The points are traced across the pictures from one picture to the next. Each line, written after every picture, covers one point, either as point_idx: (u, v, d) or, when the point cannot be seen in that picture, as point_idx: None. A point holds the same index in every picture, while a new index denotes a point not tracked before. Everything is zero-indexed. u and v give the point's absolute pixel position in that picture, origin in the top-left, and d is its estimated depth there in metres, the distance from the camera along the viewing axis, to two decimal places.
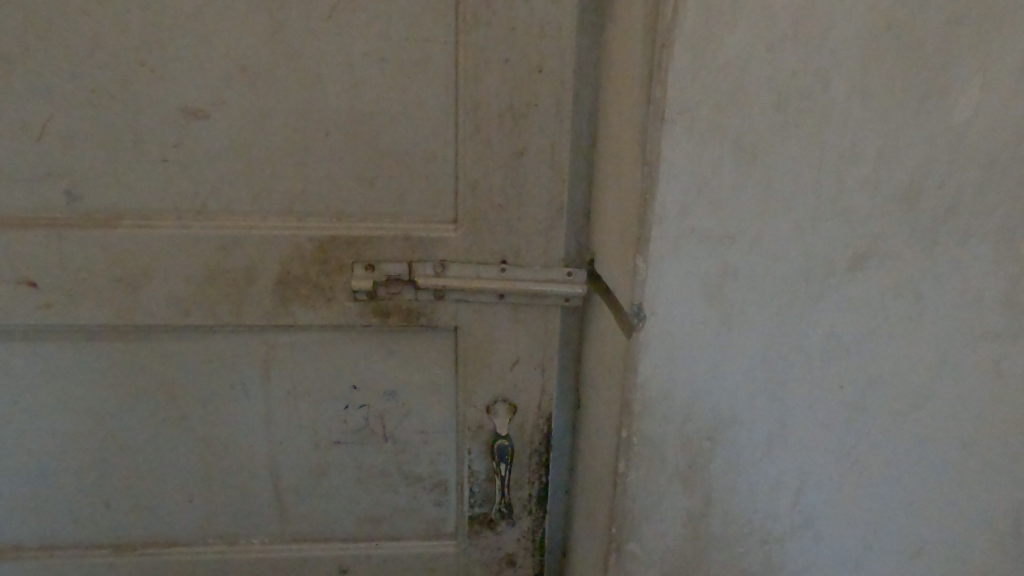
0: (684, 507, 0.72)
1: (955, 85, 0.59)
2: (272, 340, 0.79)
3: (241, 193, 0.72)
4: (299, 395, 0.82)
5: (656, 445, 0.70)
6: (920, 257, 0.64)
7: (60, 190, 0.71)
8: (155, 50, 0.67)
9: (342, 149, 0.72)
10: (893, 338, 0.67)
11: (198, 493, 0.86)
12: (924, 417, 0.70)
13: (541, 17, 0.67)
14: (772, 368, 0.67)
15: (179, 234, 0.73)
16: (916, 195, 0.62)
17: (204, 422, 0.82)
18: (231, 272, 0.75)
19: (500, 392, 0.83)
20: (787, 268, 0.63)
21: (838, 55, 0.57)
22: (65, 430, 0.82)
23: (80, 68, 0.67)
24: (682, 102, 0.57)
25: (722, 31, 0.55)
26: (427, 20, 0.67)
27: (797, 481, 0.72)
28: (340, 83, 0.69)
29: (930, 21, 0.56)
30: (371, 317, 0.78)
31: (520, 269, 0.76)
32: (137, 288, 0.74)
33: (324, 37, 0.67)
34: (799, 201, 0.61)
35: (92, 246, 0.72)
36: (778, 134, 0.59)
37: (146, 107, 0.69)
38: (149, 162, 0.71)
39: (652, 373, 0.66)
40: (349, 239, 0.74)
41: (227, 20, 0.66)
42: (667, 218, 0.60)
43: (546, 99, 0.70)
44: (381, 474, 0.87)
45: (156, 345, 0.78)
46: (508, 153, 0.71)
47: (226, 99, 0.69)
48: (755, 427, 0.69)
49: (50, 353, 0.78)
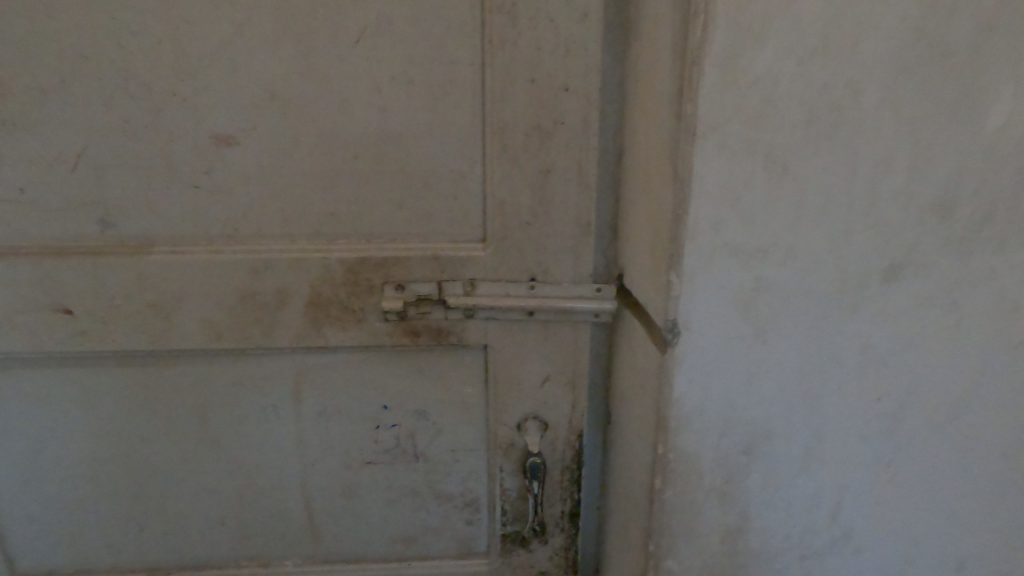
0: (721, 523, 0.72)
1: (987, 92, 0.58)
2: (303, 362, 0.80)
3: (271, 217, 0.73)
4: (330, 416, 0.82)
5: (692, 461, 0.69)
6: (956, 265, 0.63)
7: (94, 218, 0.72)
8: (186, 79, 0.68)
9: (370, 171, 0.72)
10: (931, 348, 0.66)
11: (231, 515, 0.86)
12: (964, 427, 0.69)
13: (566, 36, 0.67)
14: (808, 381, 0.66)
15: (211, 259, 0.73)
16: (951, 204, 0.61)
17: (236, 444, 0.83)
18: (262, 296, 0.75)
19: (530, 409, 0.82)
20: (822, 280, 0.63)
21: (868, 68, 0.56)
22: (101, 456, 0.82)
23: (114, 100, 0.68)
24: (713, 118, 0.57)
25: (752, 47, 0.55)
26: (453, 43, 0.68)
27: (836, 495, 0.71)
28: (368, 106, 0.70)
29: (959, 30, 0.56)
30: (402, 337, 0.78)
31: (549, 286, 0.76)
32: (170, 314, 0.75)
33: (351, 62, 0.68)
34: (834, 213, 0.61)
35: (126, 273, 0.73)
36: (810, 147, 0.58)
37: (178, 135, 0.70)
38: (181, 190, 0.72)
39: (687, 389, 0.66)
40: (379, 260, 0.74)
41: (255, 48, 0.67)
42: (700, 234, 0.60)
43: (572, 117, 0.70)
44: (413, 494, 0.87)
45: (189, 368, 0.79)
46: (536, 172, 0.72)
47: (255, 125, 0.70)
48: (792, 441, 0.68)
49: (86, 380, 0.79)
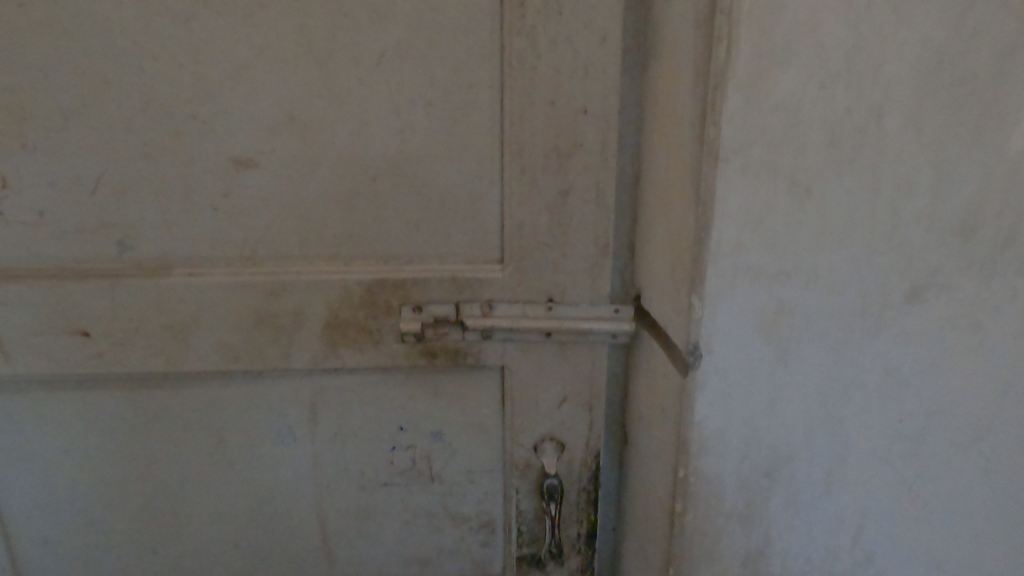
0: (743, 546, 0.71)
1: (1009, 115, 0.58)
2: (319, 383, 0.79)
3: (289, 239, 0.73)
4: (346, 437, 0.82)
5: (713, 485, 0.68)
6: (979, 287, 0.63)
7: (112, 240, 0.72)
8: (206, 102, 0.68)
9: (389, 193, 0.72)
10: (955, 369, 0.65)
11: (244, 536, 0.86)
12: (987, 449, 0.68)
13: (585, 59, 0.67)
14: (831, 404, 0.66)
15: (228, 281, 0.73)
16: (973, 226, 0.61)
17: (251, 466, 0.82)
18: (279, 318, 0.75)
19: (547, 430, 0.82)
20: (845, 302, 0.62)
21: (891, 91, 0.56)
22: (115, 478, 0.82)
23: (134, 123, 0.68)
24: (735, 142, 0.57)
25: (775, 71, 0.55)
26: (473, 66, 0.68)
27: (858, 517, 0.70)
28: (387, 128, 0.70)
29: (981, 53, 0.56)
30: (418, 358, 0.78)
31: (567, 307, 0.76)
32: (187, 335, 0.75)
33: (371, 84, 0.68)
34: (857, 235, 0.60)
35: (144, 295, 0.73)
36: (833, 170, 0.58)
37: (197, 158, 0.70)
38: (199, 212, 0.72)
39: (709, 412, 0.65)
40: (396, 281, 0.74)
41: (275, 72, 0.67)
42: (722, 257, 0.60)
43: (591, 139, 0.70)
44: (428, 515, 0.86)
45: (205, 389, 0.79)
46: (554, 193, 0.72)
47: (275, 148, 0.70)
48: (814, 463, 0.68)
49: (102, 401, 0.78)
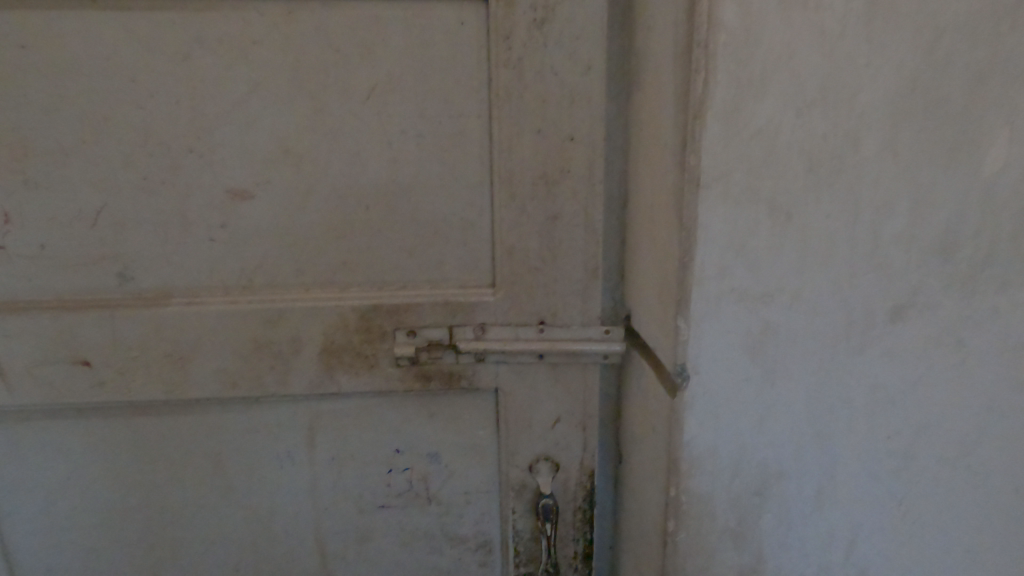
0: (735, 564, 0.72)
1: (983, 137, 0.60)
2: (316, 407, 0.81)
3: (285, 267, 0.75)
4: (344, 460, 0.83)
5: (705, 504, 0.69)
6: (960, 305, 0.64)
7: (112, 272, 0.74)
8: (203, 136, 0.70)
9: (382, 220, 0.74)
10: (940, 386, 0.66)
11: (244, 559, 0.86)
12: (975, 463, 0.69)
13: (571, 88, 0.69)
14: (818, 422, 0.67)
15: (225, 310, 0.75)
16: (953, 246, 0.62)
17: (250, 490, 0.83)
18: (276, 344, 0.76)
19: (542, 450, 0.83)
20: (827, 322, 0.64)
21: (866, 117, 0.58)
22: (117, 504, 0.83)
23: (133, 157, 0.70)
24: (716, 169, 0.58)
25: (752, 100, 0.57)
26: (462, 96, 0.70)
27: (849, 534, 0.71)
28: (379, 159, 0.72)
29: (953, 80, 0.58)
30: (413, 382, 0.79)
31: (558, 328, 0.77)
32: (186, 363, 0.76)
33: (363, 116, 0.70)
34: (838, 256, 0.62)
35: (144, 325, 0.75)
36: (812, 195, 0.60)
37: (195, 190, 0.72)
38: (197, 242, 0.73)
39: (698, 431, 0.66)
40: (391, 307, 0.76)
41: (270, 106, 0.69)
42: (706, 280, 0.62)
43: (578, 165, 0.71)
44: (425, 536, 0.87)
45: (204, 415, 0.80)
46: (543, 219, 0.73)
47: (270, 179, 0.72)
48: (804, 481, 0.69)
49: (103, 429, 0.80)
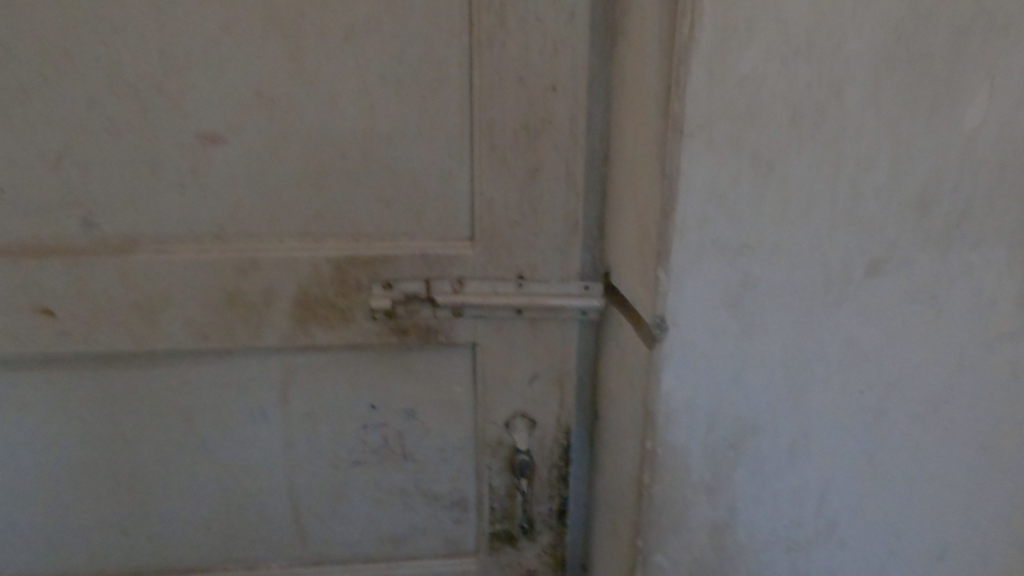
0: (709, 517, 0.72)
1: (964, 93, 0.60)
2: (290, 362, 0.79)
3: (258, 216, 0.73)
4: (318, 416, 0.82)
5: (680, 457, 0.70)
6: (936, 261, 0.65)
7: (76, 217, 0.71)
8: (172, 76, 0.67)
9: (359, 169, 0.72)
10: (914, 342, 0.67)
11: (215, 516, 0.85)
12: (945, 419, 0.70)
13: (554, 37, 0.68)
14: (794, 376, 0.67)
15: (195, 259, 0.73)
16: (930, 201, 0.63)
17: (221, 446, 0.82)
18: (249, 295, 0.74)
19: (519, 407, 0.83)
20: (806, 277, 0.64)
21: (851, 68, 0.58)
22: (84, 458, 0.81)
23: (98, 97, 0.67)
24: (700, 117, 0.58)
25: (738, 48, 0.56)
26: (442, 42, 0.69)
27: (819, 489, 0.72)
28: (357, 106, 0.70)
29: (936, 33, 0.58)
30: (390, 336, 0.78)
31: (537, 283, 0.77)
32: (154, 314, 0.74)
33: (340, 60, 0.68)
34: (819, 211, 0.62)
35: (109, 273, 0.72)
36: (795, 147, 0.60)
37: (163, 133, 0.69)
38: (166, 187, 0.71)
39: (675, 384, 0.67)
40: (367, 258, 0.74)
41: (243, 47, 0.67)
42: (687, 230, 0.61)
43: (560, 116, 0.70)
44: (400, 493, 0.87)
45: (174, 369, 0.78)
46: (524, 171, 0.72)
47: (243, 124, 0.70)
48: (778, 435, 0.69)
49: (68, 382, 0.78)
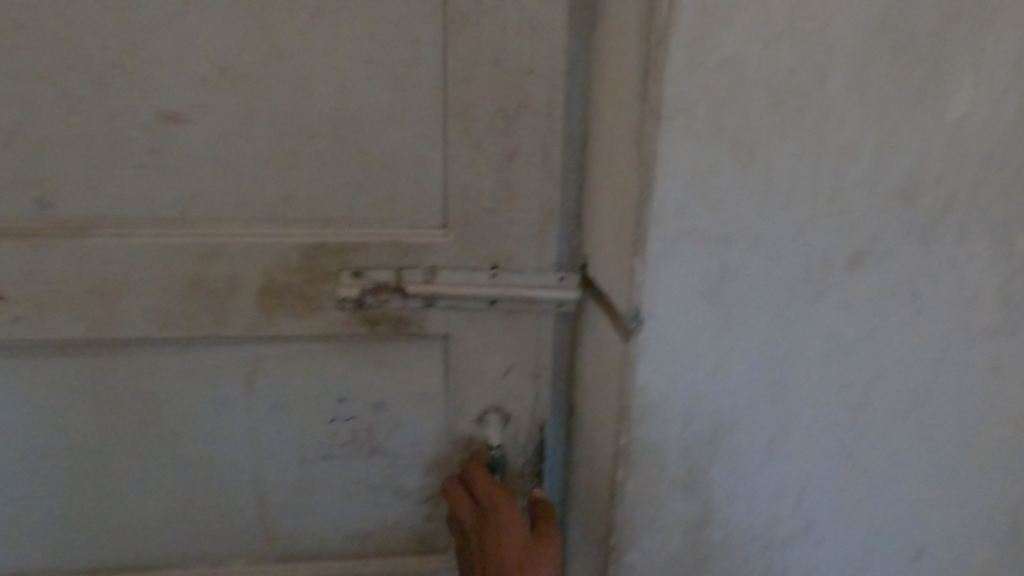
0: (685, 514, 0.71)
1: (951, 81, 0.58)
2: (256, 351, 0.77)
3: (223, 199, 0.70)
4: (285, 408, 0.79)
5: (656, 453, 0.68)
6: (919, 254, 0.63)
7: (30, 197, 0.68)
8: (132, 51, 0.64)
9: (328, 152, 0.70)
10: (895, 336, 0.66)
11: (178, 510, 0.83)
12: (925, 416, 0.69)
13: (531, 17, 0.65)
14: (773, 370, 0.66)
15: (157, 243, 0.70)
16: (914, 192, 0.61)
17: (184, 438, 0.79)
18: (212, 282, 0.72)
19: (492, 400, 0.81)
20: (786, 268, 0.62)
21: (835, 53, 0.56)
22: (40, 450, 0.78)
23: (53, 70, 0.64)
24: (679, 101, 0.55)
25: (719, 29, 0.54)
26: (415, 21, 0.66)
27: (798, 486, 0.70)
28: (326, 85, 0.67)
29: (923, 17, 0.56)
30: (359, 326, 0.75)
31: (512, 274, 0.74)
32: (113, 300, 0.71)
33: (309, 37, 0.66)
34: (800, 200, 0.60)
35: (65, 256, 0.69)
36: (776, 134, 0.58)
37: (122, 111, 0.66)
38: (125, 168, 0.68)
39: (651, 377, 0.65)
40: (336, 246, 0.72)
41: (206, 22, 0.64)
42: (665, 219, 0.59)
43: (537, 100, 0.68)
44: (370, 488, 0.84)
45: (135, 357, 0.75)
46: (499, 157, 0.70)
47: (206, 103, 0.67)
48: (756, 431, 0.68)
49: (22, 370, 0.74)
